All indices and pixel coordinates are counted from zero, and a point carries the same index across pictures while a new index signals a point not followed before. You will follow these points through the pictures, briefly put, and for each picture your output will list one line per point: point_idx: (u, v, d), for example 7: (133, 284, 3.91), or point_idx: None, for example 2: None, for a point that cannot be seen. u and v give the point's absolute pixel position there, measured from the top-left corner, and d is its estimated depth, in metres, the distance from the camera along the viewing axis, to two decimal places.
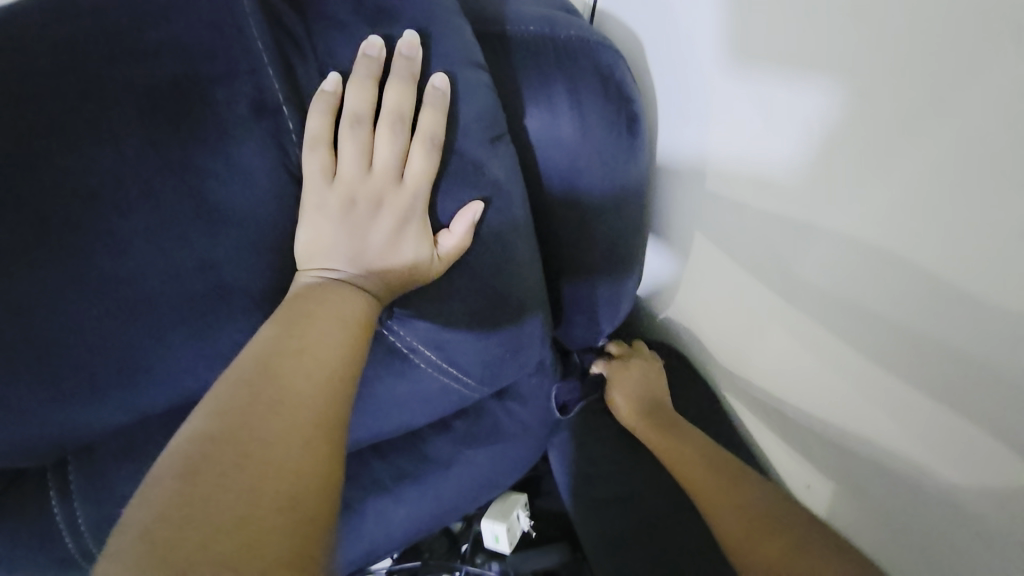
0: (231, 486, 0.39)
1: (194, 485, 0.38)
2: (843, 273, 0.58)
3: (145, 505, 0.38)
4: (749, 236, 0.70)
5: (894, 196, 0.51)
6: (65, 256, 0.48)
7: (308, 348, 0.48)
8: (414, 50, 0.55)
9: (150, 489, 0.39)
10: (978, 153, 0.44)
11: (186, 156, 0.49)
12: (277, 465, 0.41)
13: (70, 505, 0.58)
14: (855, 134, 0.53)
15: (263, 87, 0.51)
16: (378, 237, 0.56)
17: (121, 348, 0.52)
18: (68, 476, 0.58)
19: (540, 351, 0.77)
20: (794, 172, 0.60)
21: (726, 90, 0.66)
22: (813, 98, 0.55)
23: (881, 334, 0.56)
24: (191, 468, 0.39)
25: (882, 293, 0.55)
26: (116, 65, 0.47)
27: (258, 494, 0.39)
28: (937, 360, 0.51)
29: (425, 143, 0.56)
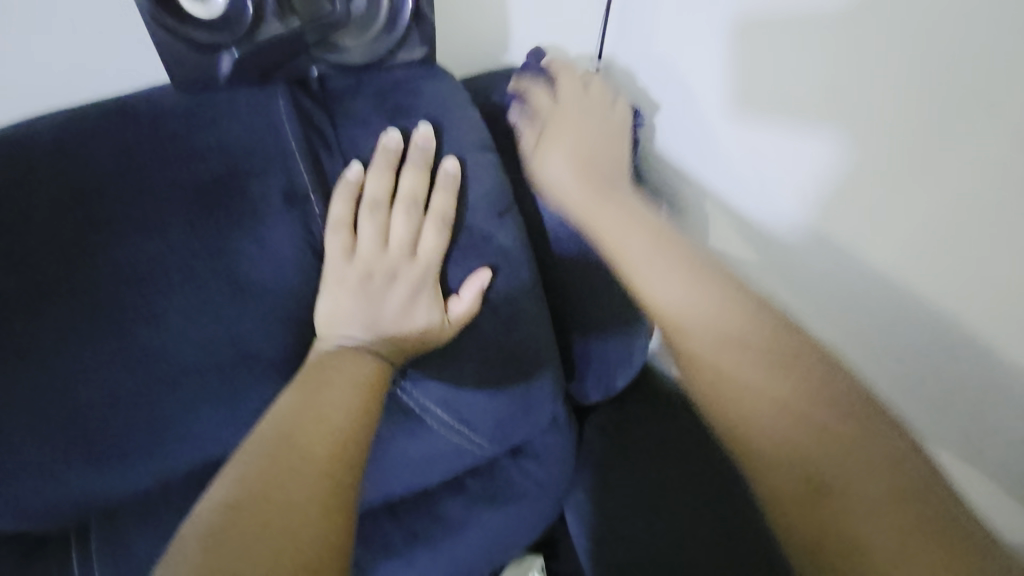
0: (251, 556, 0.42)
1: (219, 553, 0.42)
2: (856, 298, 0.68)
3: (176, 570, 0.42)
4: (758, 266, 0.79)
5: (889, 229, 0.61)
6: (113, 331, 0.53)
7: (325, 415, 0.51)
8: (428, 140, 0.62)
9: (179, 553, 0.43)
10: (961, 191, 0.54)
11: (223, 240, 0.55)
12: (296, 531, 0.43)
13: (91, 569, 0.59)
14: (851, 179, 0.62)
15: (294, 177, 0.57)
16: (391, 306, 0.61)
17: (152, 413, 0.56)
18: (90, 543, 0.59)
19: (552, 410, 0.78)
20: (806, 212, 0.68)
21: (713, 143, 0.77)
22: (810, 149, 0.65)
23: (896, 337, 0.65)
24: (214, 537, 0.43)
25: (899, 308, 0.64)
26: (168, 163, 0.54)
27: (278, 560, 0.42)
28: (965, 351, 0.60)
29: (436, 222, 0.61)
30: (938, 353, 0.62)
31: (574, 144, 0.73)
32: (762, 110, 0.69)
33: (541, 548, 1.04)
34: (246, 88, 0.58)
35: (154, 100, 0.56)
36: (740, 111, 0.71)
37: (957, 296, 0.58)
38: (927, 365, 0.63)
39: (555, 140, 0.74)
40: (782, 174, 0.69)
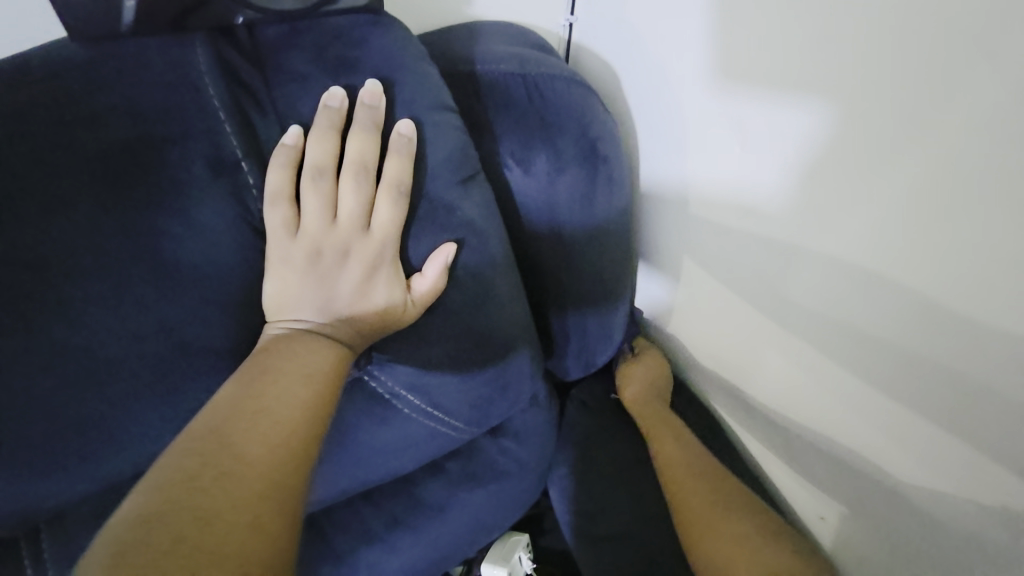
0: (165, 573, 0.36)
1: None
2: (824, 293, 0.58)
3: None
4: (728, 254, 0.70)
5: (861, 214, 0.52)
6: (19, 327, 0.46)
7: (268, 409, 0.47)
8: (376, 98, 0.55)
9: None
10: (943, 168, 0.44)
11: (143, 218, 0.48)
12: (212, 548, 0.37)
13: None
14: (822, 147, 0.53)
15: (222, 144, 0.50)
16: (345, 286, 0.55)
17: (80, 415, 0.49)
18: (40, 546, 0.54)
19: (530, 389, 0.74)
20: (786, 198, 0.59)
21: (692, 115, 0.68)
22: (784, 112, 0.56)
23: (860, 347, 0.56)
24: (122, 555, 0.36)
25: (865, 311, 0.54)
26: (68, 131, 0.47)
27: None
28: (936, 381, 0.49)
29: (392, 192, 0.55)
30: (932, 387, 0.50)
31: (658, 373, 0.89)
32: (745, 80, 0.59)
33: (527, 525, 1.03)
34: (159, 41, 0.50)
35: (47, 57, 0.48)
36: (723, 84, 0.62)
37: (946, 306, 0.46)
38: (908, 401, 0.53)
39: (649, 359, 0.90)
40: (756, 144, 0.60)
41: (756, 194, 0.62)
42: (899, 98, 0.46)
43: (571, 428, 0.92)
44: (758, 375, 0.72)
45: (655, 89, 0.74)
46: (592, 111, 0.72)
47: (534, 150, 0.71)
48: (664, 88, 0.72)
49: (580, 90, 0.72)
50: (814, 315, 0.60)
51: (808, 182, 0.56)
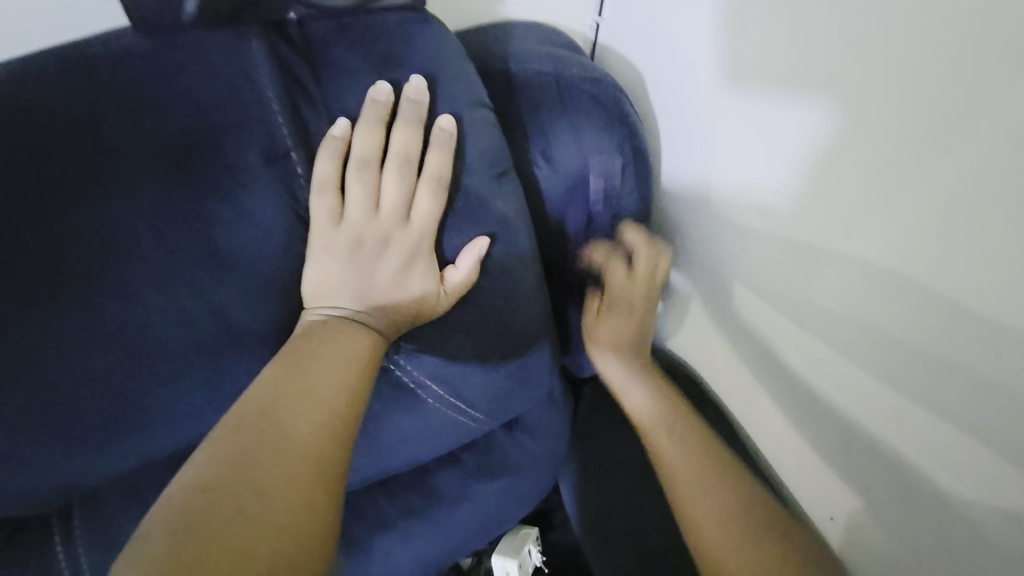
0: (221, 547, 0.39)
1: (185, 543, 0.39)
2: (848, 295, 0.57)
3: (140, 562, 0.38)
4: (739, 254, 0.70)
5: (891, 218, 0.51)
6: (78, 304, 0.48)
7: (313, 392, 0.48)
8: (420, 93, 0.56)
9: (145, 544, 0.39)
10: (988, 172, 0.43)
11: (196, 202, 0.50)
12: (268, 525, 0.41)
13: (76, 552, 0.56)
14: (847, 151, 0.53)
15: (273, 134, 0.52)
16: (383, 274, 0.57)
17: (127, 391, 0.51)
18: (73, 522, 0.56)
19: (549, 384, 0.76)
20: (794, 200, 0.60)
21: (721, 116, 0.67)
22: (809, 117, 0.56)
23: (895, 356, 0.54)
24: (187, 521, 0.40)
25: (890, 313, 0.53)
26: (130, 117, 0.49)
27: (248, 558, 0.39)
28: (955, 386, 0.49)
29: (432, 184, 0.57)
30: (872, 375, 0.57)
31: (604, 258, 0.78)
32: (752, 88, 0.62)
33: (536, 519, 1.04)
34: (216, 32, 0.52)
35: (112, 45, 0.50)
36: (733, 94, 0.65)
37: (952, 300, 0.48)
38: (912, 396, 0.53)
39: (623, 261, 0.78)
40: (779, 149, 0.60)
41: (761, 196, 0.64)
42: (888, 101, 0.48)
43: (584, 426, 0.93)
44: (766, 377, 0.72)
45: (681, 96, 0.74)
46: (616, 105, 0.72)
47: (558, 146, 0.72)
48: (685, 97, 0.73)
49: (605, 89, 0.72)
50: (830, 316, 0.60)
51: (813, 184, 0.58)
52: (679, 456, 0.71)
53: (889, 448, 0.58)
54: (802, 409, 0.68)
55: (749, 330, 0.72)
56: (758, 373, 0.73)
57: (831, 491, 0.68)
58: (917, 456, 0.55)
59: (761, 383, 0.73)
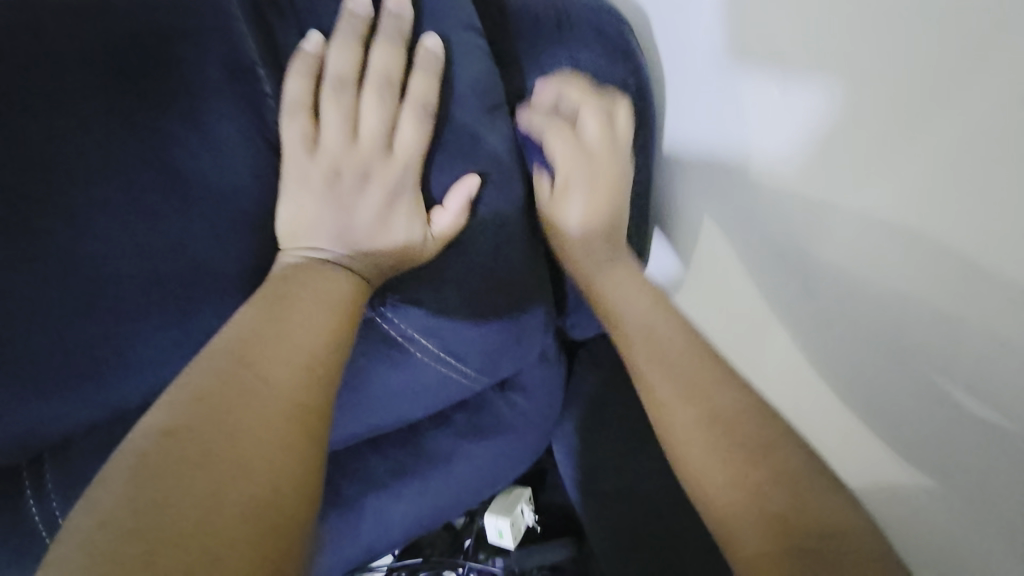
0: (188, 489, 0.34)
1: (147, 488, 0.34)
2: (857, 251, 0.52)
3: (91, 510, 0.34)
4: (742, 211, 0.64)
5: (909, 163, 0.46)
6: (27, 232, 0.44)
7: (287, 336, 0.44)
8: (402, 7, 0.51)
9: (100, 490, 0.35)
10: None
11: (149, 118, 0.45)
12: (242, 466, 0.36)
13: (48, 505, 0.54)
14: (866, 89, 0.47)
15: (236, 46, 0.46)
16: (365, 212, 0.52)
17: (87, 333, 0.48)
18: (43, 475, 0.53)
19: (543, 340, 0.72)
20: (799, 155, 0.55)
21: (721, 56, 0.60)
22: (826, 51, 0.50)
23: (902, 317, 0.49)
24: (150, 466, 0.35)
25: (901, 269, 0.49)
26: (73, 19, 0.43)
27: (218, 501, 0.34)
28: (964, 347, 0.45)
29: (417, 110, 0.51)
30: (873, 343, 0.52)
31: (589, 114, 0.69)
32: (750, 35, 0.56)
33: (529, 480, 1.02)
34: None
35: None
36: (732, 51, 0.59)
37: (967, 256, 0.43)
38: (920, 363, 0.48)
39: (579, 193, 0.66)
40: (789, 88, 0.54)
41: (758, 152, 0.59)
42: (907, 34, 0.44)
43: (579, 387, 0.90)
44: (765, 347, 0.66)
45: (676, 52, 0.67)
46: (620, 40, 0.66)
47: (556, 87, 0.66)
48: (683, 49, 0.65)
49: (608, 19, 0.65)
50: (836, 275, 0.54)
51: (819, 138, 0.52)
52: (636, 308, 0.65)
53: (889, 419, 0.53)
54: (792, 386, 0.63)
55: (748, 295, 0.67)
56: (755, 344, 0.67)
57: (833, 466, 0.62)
58: (913, 425, 0.51)
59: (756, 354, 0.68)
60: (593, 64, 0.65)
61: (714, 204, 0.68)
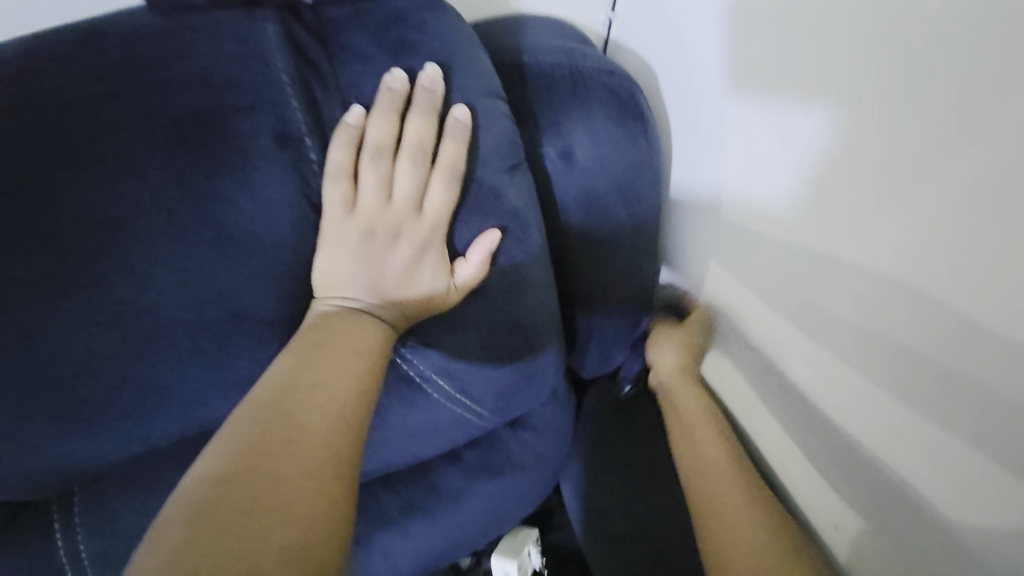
0: (236, 534, 0.37)
1: (199, 532, 0.36)
2: (856, 302, 0.55)
3: (152, 554, 0.36)
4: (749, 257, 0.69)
5: (898, 223, 0.49)
6: (85, 283, 0.47)
7: (321, 382, 0.46)
8: (435, 82, 0.55)
9: (158, 537, 0.37)
10: (992, 170, 0.41)
11: (208, 185, 0.49)
12: (284, 512, 0.38)
13: (75, 539, 0.57)
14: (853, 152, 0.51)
15: (288, 118, 0.51)
16: (393, 266, 0.55)
17: (133, 376, 0.51)
18: (73, 510, 0.57)
19: (555, 381, 0.74)
20: (798, 211, 0.59)
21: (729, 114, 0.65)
22: (816, 118, 0.54)
23: (907, 367, 0.52)
24: (198, 511, 0.37)
25: (899, 322, 0.51)
26: (139, 96, 0.48)
27: (264, 545, 0.37)
28: (959, 392, 0.48)
29: (446, 174, 0.55)
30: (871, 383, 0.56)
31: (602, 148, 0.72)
32: (752, 93, 0.61)
33: (536, 520, 1.02)
34: (232, 15, 0.51)
35: (127, 25, 0.49)
36: (738, 99, 0.63)
37: (959, 313, 0.46)
38: (928, 410, 0.51)
39: (670, 342, 0.81)
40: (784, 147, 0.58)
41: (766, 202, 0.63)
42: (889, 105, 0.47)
43: (587, 427, 0.90)
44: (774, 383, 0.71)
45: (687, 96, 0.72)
46: (631, 101, 0.71)
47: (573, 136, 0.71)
48: (697, 111, 0.71)
49: (619, 81, 0.71)
50: (835, 321, 0.58)
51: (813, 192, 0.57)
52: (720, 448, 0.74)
53: (903, 458, 0.55)
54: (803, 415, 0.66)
55: (759, 336, 0.71)
56: (767, 380, 0.72)
57: (845, 505, 0.65)
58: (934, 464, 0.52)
59: (767, 385, 0.72)
60: (606, 123, 0.70)
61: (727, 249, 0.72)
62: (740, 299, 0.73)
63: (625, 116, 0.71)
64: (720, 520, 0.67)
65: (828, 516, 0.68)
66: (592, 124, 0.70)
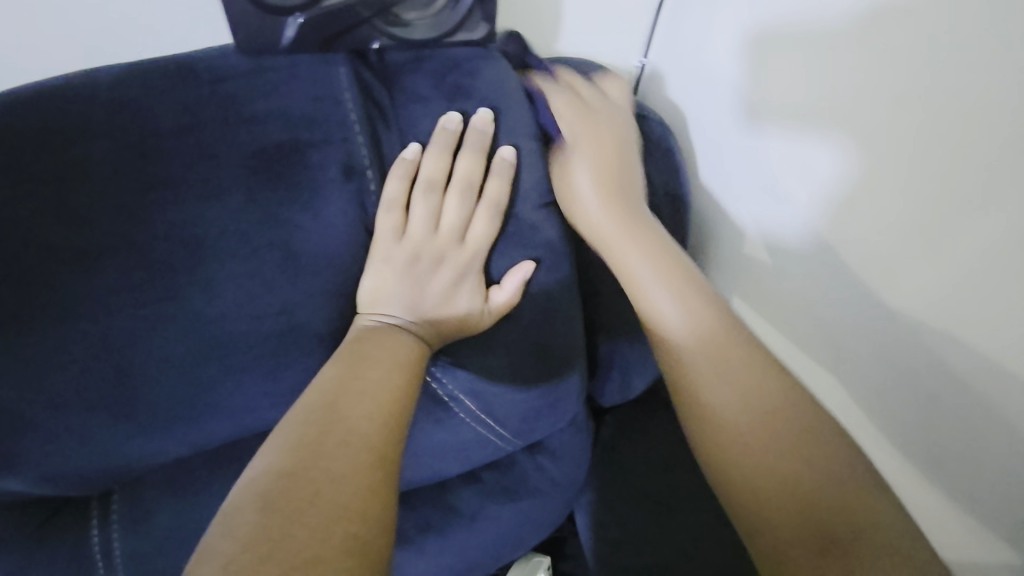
0: (304, 523, 0.39)
1: (272, 520, 0.39)
2: (953, 304, 0.51)
3: (228, 537, 0.39)
4: (754, 271, 0.74)
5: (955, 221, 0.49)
6: (159, 292, 0.52)
7: (368, 392, 0.50)
8: (486, 124, 0.60)
9: (229, 523, 0.40)
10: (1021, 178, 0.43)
11: (279, 209, 0.54)
12: (345, 506, 0.41)
13: (109, 536, 0.60)
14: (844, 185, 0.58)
15: (353, 152, 0.56)
16: (434, 289, 0.59)
17: (192, 380, 0.55)
18: (111, 506, 0.60)
19: (576, 409, 0.76)
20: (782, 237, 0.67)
21: (738, 142, 0.71)
22: (816, 153, 0.60)
23: (945, 387, 0.53)
24: (268, 502, 0.40)
25: (958, 333, 0.51)
26: (226, 128, 0.53)
27: (329, 535, 0.39)
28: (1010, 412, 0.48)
29: (490, 208, 0.60)
30: (951, 406, 0.53)
31: (605, 175, 0.67)
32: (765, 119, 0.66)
33: (548, 548, 1.02)
34: (308, 58, 0.57)
35: (217, 63, 0.55)
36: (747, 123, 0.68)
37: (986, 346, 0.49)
38: (958, 424, 0.53)
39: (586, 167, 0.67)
40: (805, 160, 0.62)
41: (770, 223, 0.68)
42: (926, 130, 0.49)
43: (604, 456, 0.91)
44: (911, 421, 0.58)
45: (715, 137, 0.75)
46: (660, 144, 0.76)
47: (576, 176, 0.67)
48: (716, 147, 0.76)
49: (653, 126, 0.76)
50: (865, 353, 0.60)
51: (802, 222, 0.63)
52: (680, 303, 0.59)
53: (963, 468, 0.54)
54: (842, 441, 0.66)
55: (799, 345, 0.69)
56: (881, 408, 0.61)
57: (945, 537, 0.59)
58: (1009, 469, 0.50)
59: (886, 424, 0.61)
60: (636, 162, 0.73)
61: (735, 268, 0.77)
62: (755, 307, 0.75)
63: (656, 157, 0.76)
64: (737, 455, 0.51)
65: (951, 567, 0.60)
66: None
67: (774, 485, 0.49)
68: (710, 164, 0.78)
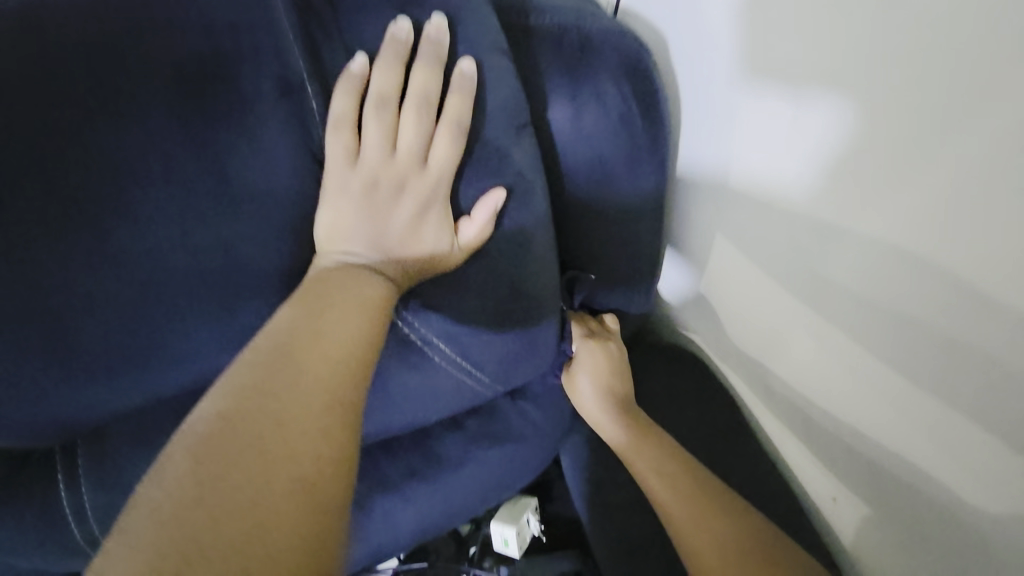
0: (244, 469, 0.37)
1: (208, 465, 0.37)
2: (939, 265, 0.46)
3: (161, 485, 0.36)
4: (735, 219, 0.69)
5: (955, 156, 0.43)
6: (86, 228, 0.47)
7: (324, 331, 0.46)
8: (440, 33, 0.55)
9: (165, 467, 0.38)
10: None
11: (210, 133, 0.49)
12: (292, 450, 0.39)
13: (77, 489, 0.58)
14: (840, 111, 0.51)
15: (289, 66, 0.51)
16: (398, 220, 0.55)
17: (137, 324, 0.51)
18: (75, 461, 0.57)
19: (555, 349, 0.75)
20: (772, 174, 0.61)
21: (727, 74, 0.63)
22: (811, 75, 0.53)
23: (926, 348, 0.49)
24: (205, 446, 0.38)
25: (934, 308, 0.48)
26: (139, 36, 0.47)
27: (271, 482, 0.37)
28: (987, 375, 0.45)
29: (452, 128, 0.55)
30: (932, 363, 0.49)
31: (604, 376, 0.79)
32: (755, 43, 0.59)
33: (535, 491, 1.03)
34: None
35: None
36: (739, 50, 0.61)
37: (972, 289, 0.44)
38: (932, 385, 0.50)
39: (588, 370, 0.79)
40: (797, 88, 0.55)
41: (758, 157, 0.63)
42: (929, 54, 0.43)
43: None
44: (882, 373, 0.55)
45: (700, 57, 0.67)
46: (638, 65, 0.69)
47: (580, 380, 0.80)
48: (696, 73, 0.68)
49: (630, 43, 0.69)
50: (844, 297, 0.57)
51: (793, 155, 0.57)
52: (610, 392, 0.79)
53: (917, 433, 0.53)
54: (820, 395, 0.63)
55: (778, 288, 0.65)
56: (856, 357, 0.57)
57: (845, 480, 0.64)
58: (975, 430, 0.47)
59: (853, 377, 0.58)
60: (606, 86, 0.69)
61: (715, 212, 0.73)
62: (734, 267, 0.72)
63: (628, 81, 0.69)
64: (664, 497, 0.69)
65: (826, 489, 0.69)
66: (596, 82, 0.69)
67: (692, 518, 0.66)
68: (690, 95, 0.71)
